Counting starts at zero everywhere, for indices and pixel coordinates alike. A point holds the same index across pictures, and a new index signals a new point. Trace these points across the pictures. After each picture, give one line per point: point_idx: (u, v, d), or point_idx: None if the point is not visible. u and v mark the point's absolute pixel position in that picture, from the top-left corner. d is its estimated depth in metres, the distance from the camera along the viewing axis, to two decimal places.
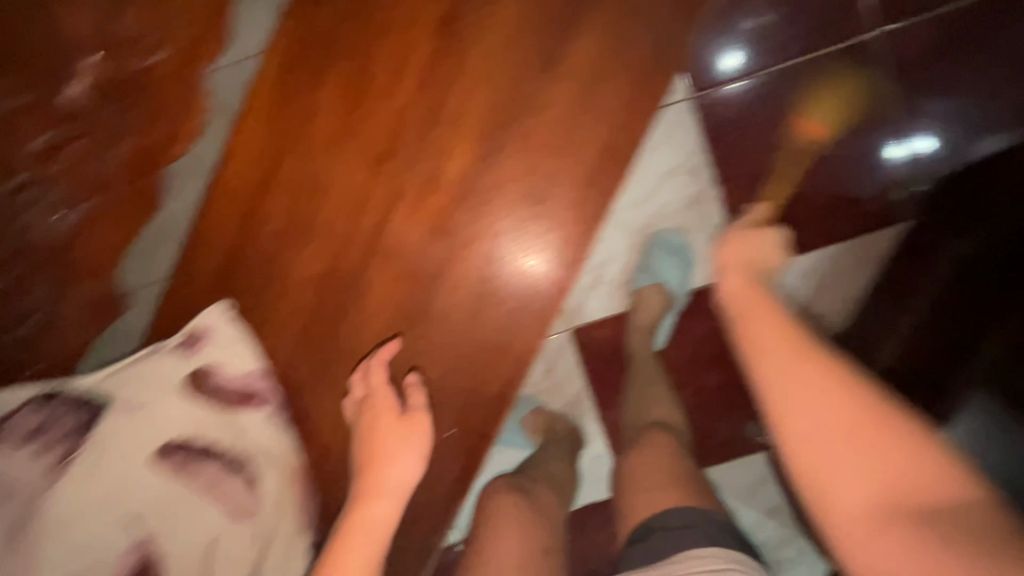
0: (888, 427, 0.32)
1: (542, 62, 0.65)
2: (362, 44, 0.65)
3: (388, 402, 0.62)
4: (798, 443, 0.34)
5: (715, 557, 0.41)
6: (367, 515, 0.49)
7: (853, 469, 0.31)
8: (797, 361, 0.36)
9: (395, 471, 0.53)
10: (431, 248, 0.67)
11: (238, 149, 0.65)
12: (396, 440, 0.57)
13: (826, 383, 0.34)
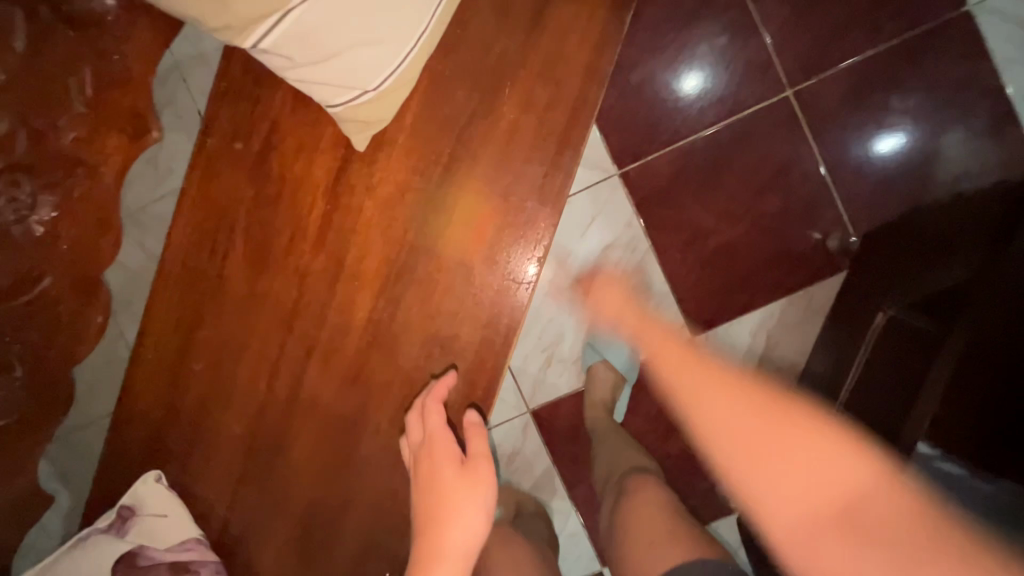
0: (796, 422, 0.40)
1: (432, 206, 0.65)
2: (261, 207, 0.67)
3: (446, 447, 0.59)
4: (742, 455, 0.39)
5: None
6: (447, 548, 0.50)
7: (806, 524, 0.35)
8: (723, 392, 0.44)
9: (458, 538, 0.51)
10: (347, 395, 0.68)
11: (157, 319, 0.69)
12: (464, 495, 0.54)
13: (731, 403, 0.43)
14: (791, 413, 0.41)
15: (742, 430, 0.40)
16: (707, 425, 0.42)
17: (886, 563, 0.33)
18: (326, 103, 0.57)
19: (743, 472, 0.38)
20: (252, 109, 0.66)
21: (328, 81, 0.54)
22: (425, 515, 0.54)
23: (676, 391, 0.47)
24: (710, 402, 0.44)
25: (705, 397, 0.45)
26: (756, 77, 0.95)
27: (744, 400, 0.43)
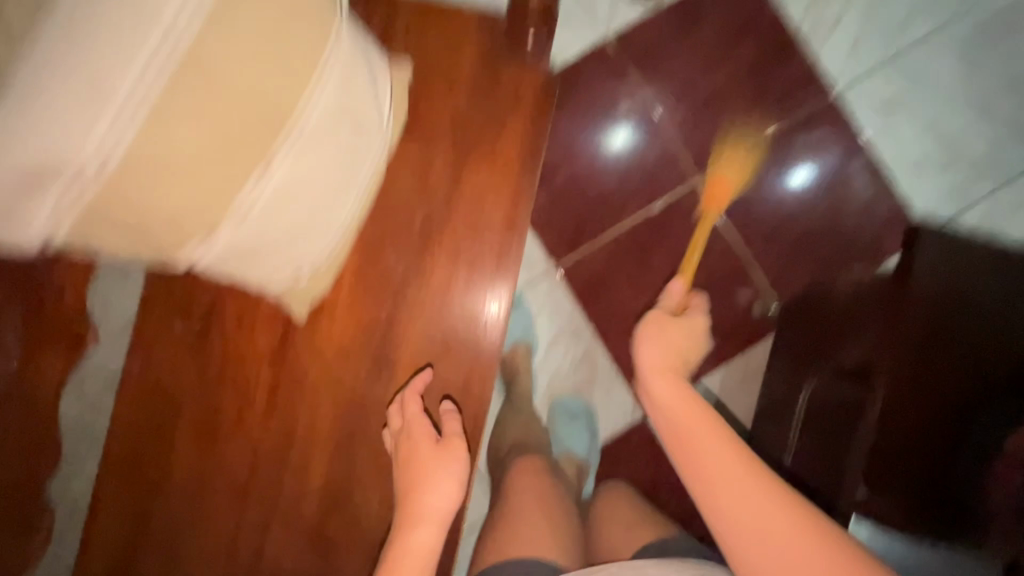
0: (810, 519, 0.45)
1: (377, 362, 0.69)
2: (209, 385, 0.68)
3: (424, 430, 0.62)
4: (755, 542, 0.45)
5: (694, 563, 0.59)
6: (409, 544, 0.53)
7: (789, 558, 0.44)
8: (745, 484, 0.48)
9: (436, 503, 0.55)
10: (309, 558, 0.68)
11: (107, 505, 0.68)
12: (438, 467, 0.57)
13: (723, 455, 0.50)
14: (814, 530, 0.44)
15: (779, 535, 0.45)
16: (719, 494, 0.48)
17: None
18: (267, 286, 0.61)
19: (731, 516, 0.47)
20: (186, 292, 0.67)
21: (272, 268, 0.59)
22: (404, 493, 0.58)
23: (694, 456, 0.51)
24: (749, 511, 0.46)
25: (702, 444, 0.51)
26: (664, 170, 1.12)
27: (739, 473, 0.48)
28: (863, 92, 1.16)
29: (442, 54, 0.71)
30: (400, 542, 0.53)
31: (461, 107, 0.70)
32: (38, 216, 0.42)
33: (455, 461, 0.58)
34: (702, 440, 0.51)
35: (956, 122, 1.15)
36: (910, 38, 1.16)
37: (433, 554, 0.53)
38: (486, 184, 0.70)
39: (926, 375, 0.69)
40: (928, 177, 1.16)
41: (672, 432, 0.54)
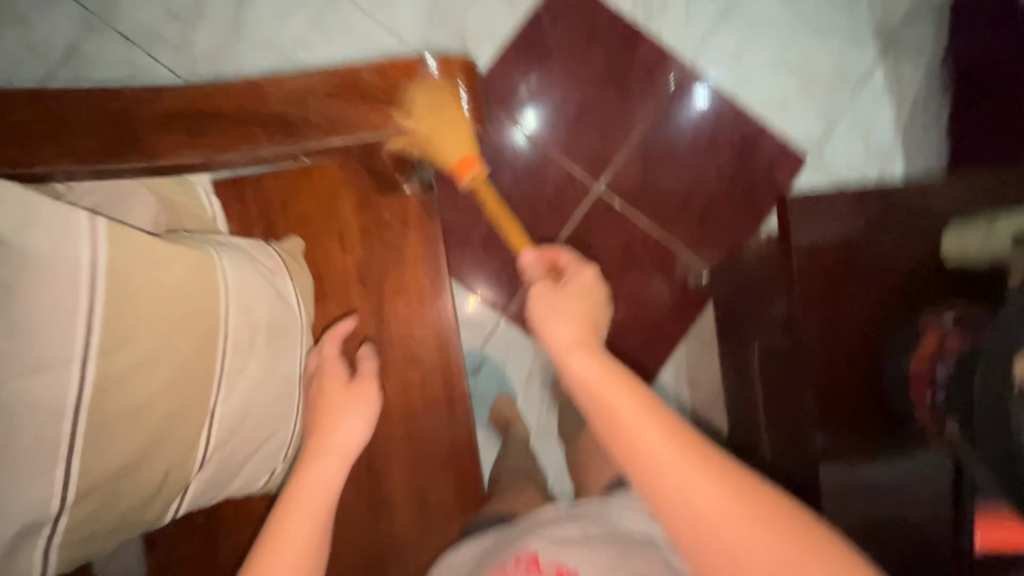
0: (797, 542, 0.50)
1: (372, 495, 0.75)
2: None
3: (337, 371, 0.68)
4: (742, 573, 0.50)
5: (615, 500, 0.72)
6: (310, 479, 0.59)
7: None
8: (733, 514, 0.51)
9: (343, 437, 0.63)
10: None
11: None
12: (348, 404, 0.65)
13: (699, 480, 0.52)
14: (803, 544, 0.50)
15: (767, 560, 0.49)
16: (709, 526, 0.51)
17: None
18: (250, 489, 0.66)
19: (728, 554, 0.50)
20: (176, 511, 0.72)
21: (251, 477, 0.64)
22: (316, 424, 0.64)
23: (668, 484, 0.52)
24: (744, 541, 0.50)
25: (679, 476, 0.52)
26: (569, 188, 1.26)
27: (725, 493, 0.52)
28: (710, 54, 1.28)
29: (323, 211, 0.75)
30: (302, 478, 0.59)
31: (359, 251, 0.75)
32: (31, 574, 0.46)
33: (365, 403, 0.66)
34: (652, 449, 0.53)
35: (797, 53, 1.29)
36: None
37: (335, 482, 0.60)
38: (409, 310, 0.76)
39: (834, 334, 0.79)
40: (793, 111, 1.30)
41: (615, 434, 0.55)
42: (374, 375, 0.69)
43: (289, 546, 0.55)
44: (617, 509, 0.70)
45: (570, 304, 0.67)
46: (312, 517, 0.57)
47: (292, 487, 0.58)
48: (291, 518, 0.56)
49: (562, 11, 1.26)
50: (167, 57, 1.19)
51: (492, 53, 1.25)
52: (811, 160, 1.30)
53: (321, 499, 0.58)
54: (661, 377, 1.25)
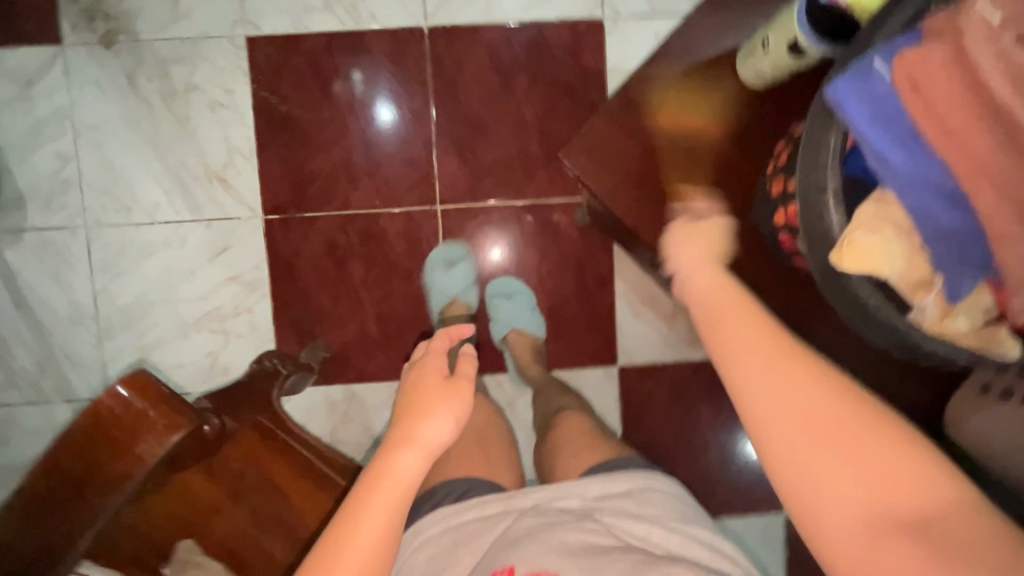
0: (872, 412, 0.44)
1: None
2: None
3: (436, 367, 0.66)
4: (774, 423, 0.45)
5: (640, 478, 0.75)
6: (398, 464, 0.58)
7: (837, 476, 0.42)
8: (786, 358, 0.47)
9: (427, 428, 0.60)
10: None
11: None
12: (444, 400, 0.62)
13: (793, 372, 0.46)
14: (870, 426, 0.43)
15: (821, 414, 0.44)
16: (751, 371, 0.47)
17: (896, 545, 0.40)
18: None
19: (779, 440, 0.44)
20: None
21: None
22: (409, 414, 0.62)
23: (725, 338, 0.51)
24: (791, 386, 0.45)
25: (736, 331, 0.51)
26: (416, 228, 1.16)
27: (794, 376, 0.46)
28: None
29: (186, 502, 0.86)
30: (389, 465, 0.58)
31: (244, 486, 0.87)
32: None
33: (459, 402, 0.63)
34: (737, 327, 0.51)
35: None
36: None
37: (419, 477, 0.58)
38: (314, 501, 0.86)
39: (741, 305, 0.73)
40: None
41: (712, 314, 0.54)
42: (472, 379, 0.66)
43: (367, 533, 0.55)
44: (607, 499, 0.72)
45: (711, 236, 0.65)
46: (396, 498, 0.57)
47: (379, 473, 0.58)
48: (377, 498, 0.56)
49: (280, 77, 1.12)
50: (11, 396, 1.15)
51: (255, 168, 1.14)
52: (607, 19, 1.13)
53: (400, 493, 0.57)
54: (619, 321, 1.18)
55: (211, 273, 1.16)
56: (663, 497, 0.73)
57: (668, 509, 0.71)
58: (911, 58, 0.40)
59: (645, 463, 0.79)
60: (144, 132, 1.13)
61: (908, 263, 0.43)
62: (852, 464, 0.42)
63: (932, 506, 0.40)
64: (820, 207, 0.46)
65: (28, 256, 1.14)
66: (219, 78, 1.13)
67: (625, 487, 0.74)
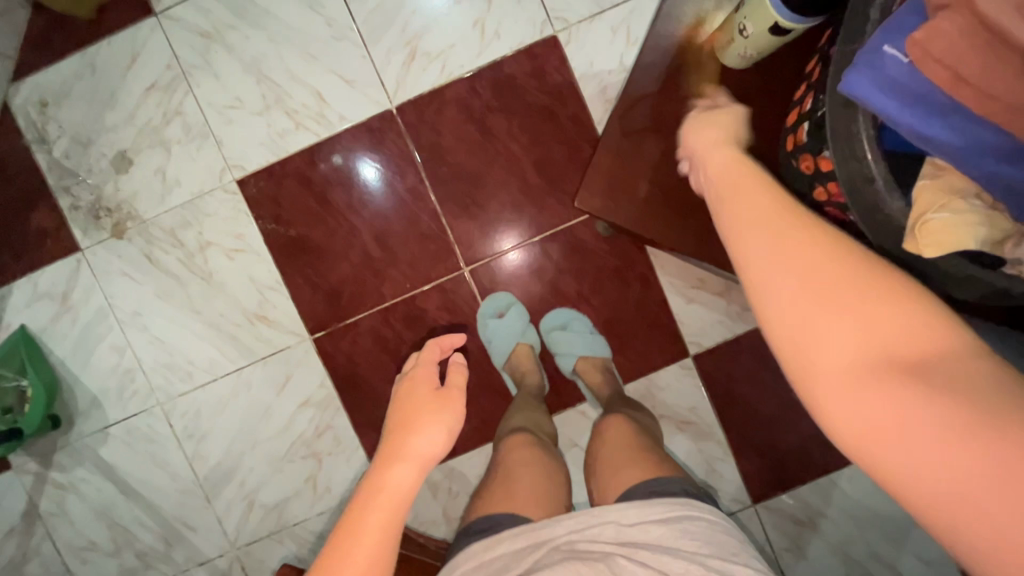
0: (875, 264, 0.40)
1: None
2: None
3: (428, 377, 0.82)
4: (765, 277, 0.42)
5: (688, 505, 0.73)
6: (392, 479, 0.64)
7: (834, 325, 0.38)
8: (780, 217, 0.45)
9: (421, 443, 0.69)
10: None
11: None
12: (438, 416, 0.73)
13: (793, 232, 0.43)
14: (874, 274, 0.39)
15: (817, 263, 0.41)
16: (753, 228, 0.45)
17: (901, 402, 0.35)
18: None
19: (776, 292, 0.41)
20: None
21: None
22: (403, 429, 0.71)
23: (727, 211, 0.49)
24: (781, 239, 0.43)
25: (742, 200, 0.49)
26: (454, 295, 1.17)
27: (792, 235, 0.43)
28: (393, 75, 1.12)
29: None
30: (385, 479, 0.64)
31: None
32: None
33: (451, 417, 0.74)
34: (741, 203, 0.49)
35: None
36: (347, 15, 1.11)
37: (412, 488, 0.64)
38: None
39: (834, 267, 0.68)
40: (503, 23, 1.12)
41: (725, 191, 0.52)
42: (460, 391, 0.79)
43: (361, 551, 0.59)
44: (640, 528, 0.71)
45: (727, 122, 0.67)
46: (386, 516, 0.62)
47: (375, 489, 0.63)
48: (370, 516, 0.61)
49: (279, 205, 1.15)
50: None
51: (285, 295, 1.17)
52: (560, 31, 1.12)
53: (395, 504, 0.63)
54: (677, 314, 1.16)
55: (283, 404, 1.19)
56: (702, 527, 0.70)
57: (708, 540, 0.68)
58: (927, 37, 0.44)
59: (683, 486, 0.78)
60: (178, 299, 1.18)
61: (990, 224, 0.46)
62: (847, 313, 0.38)
63: (933, 348, 0.36)
64: (879, 197, 0.52)
65: (120, 447, 1.21)
66: (225, 227, 1.16)
67: (664, 515, 0.72)
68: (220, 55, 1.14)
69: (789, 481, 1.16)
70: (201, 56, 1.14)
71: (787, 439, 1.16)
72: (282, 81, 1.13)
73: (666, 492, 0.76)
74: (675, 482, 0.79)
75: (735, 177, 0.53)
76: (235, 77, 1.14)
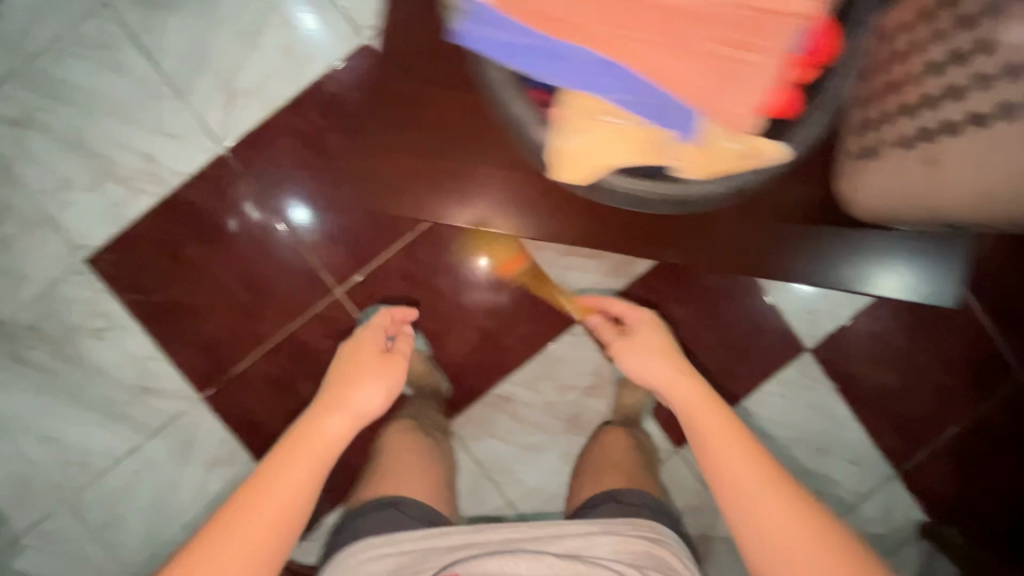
0: (809, 511, 0.71)
1: None
2: None
3: (373, 337, 0.96)
4: (756, 535, 0.71)
5: (653, 523, 0.89)
6: (327, 429, 0.81)
7: (785, 543, 0.70)
8: (751, 468, 0.75)
9: (361, 397, 0.86)
10: None
11: None
12: (381, 372, 0.89)
13: (755, 477, 0.74)
14: (817, 526, 0.70)
15: (784, 524, 0.70)
16: (737, 484, 0.75)
17: None
18: None
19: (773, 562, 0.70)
20: None
21: None
22: (346, 383, 0.88)
23: (710, 448, 0.79)
24: (754, 493, 0.73)
25: (722, 457, 0.77)
26: (332, 319, 1.15)
27: (766, 501, 0.72)
28: (218, 119, 1.12)
29: None
30: (320, 428, 0.81)
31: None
32: None
33: (392, 375, 0.90)
34: (720, 445, 0.79)
35: (246, 20, 1.11)
36: (154, 72, 1.10)
37: (343, 438, 0.82)
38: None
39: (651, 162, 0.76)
40: (312, 44, 1.12)
41: (699, 428, 0.82)
42: (401, 356, 0.94)
43: (285, 483, 0.74)
44: (584, 536, 0.86)
45: (650, 340, 0.96)
46: (312, 471, 0.77)
47: (309, 434, 0.80)
48: (293, 465, 0.76)
49: (137, 275, 1.13)
50: None
51: (165, 360, 1.15)
52: (370, 39, 1.12)
53: (322, 451, 0.79)
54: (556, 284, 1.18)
55: (192, 470, 1.17)
56: (638, 541, 0.86)
57: (626, 550, 0.84)
58: None
59: (645, 501, 0.95)
60: (57, 392, 1.15)
61: (629, 133, 0.66)
62: (798, 546, 0.69)
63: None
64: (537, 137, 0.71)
65: (36, 556, 1.17)
66: (86, 308, 1.14)
67: (605, 527, 0.87)
68: (37, 140, 1.11)
69: None
70: (17, 146, 1.11)
71: None
72: (105, 150, 1.11)
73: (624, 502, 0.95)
74: (639, 493, 0.96)
75: (708, 415, 0.83)
76: (57, 159, 1.11)
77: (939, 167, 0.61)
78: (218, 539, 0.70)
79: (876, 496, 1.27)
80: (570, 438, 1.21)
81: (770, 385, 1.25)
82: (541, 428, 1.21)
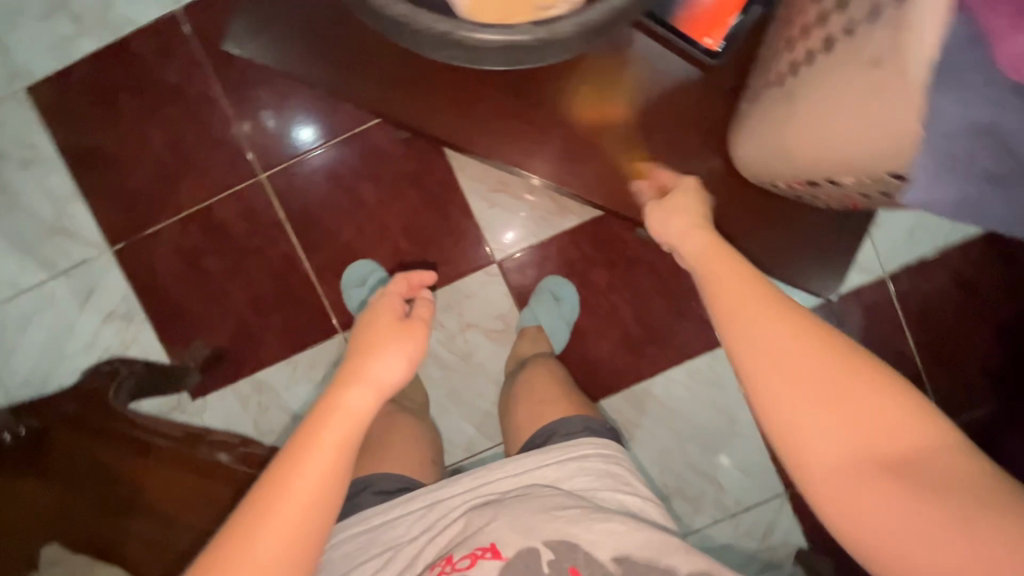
0: (868, 368, 0.52)
1: None
2: None
3: (391, 307, 0.74)
4: (792, 406, 0.52)
5: (609, 450, 0.74)
6: (349, 400, 0.62)
7: (829, 419, 0.50)
8: (793, 328, 0.55)
9: (382, 368, 0.66)
10: None
11: None
12: (398, 340, 0.69)
13: (788, 332, 0.55)
14: (875, 383, 0.51)
15: (832, 388, 0.51)
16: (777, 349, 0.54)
17: (922, 504, 0.47)
18: None
19: (811, 432, 0.51)
20: None
21: None
22: (362, 353, 0.67)
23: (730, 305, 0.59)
24: (792, 357, 0.53)
25: (749, 318, 0.57)
26: (251, 201, 1.15)
27: (812, 361, 0.52)
28: None
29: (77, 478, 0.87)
30: (339, 402, 0.62)
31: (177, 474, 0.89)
32: None
33: (411, 343, 0.69)
34: (750, 312, 0.57)
35: None
36: None
37: (368, 410, 0.62)
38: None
39: None
40: None
41: (728, 291, 0.61)
42: (425, 320, 0.73)
43: (316, 464, 0.57)
44: (530, 474, 0.72)
45: (686, 205, 0.78)
46: (338, 448, 0.58)
47: (329, 409, 0.61)
48: (305, 464, 0.57)
49: (72, 114, 1.14)
50: None
51: (83, 204, 1.16)
52: None
53: (348, 424, 0.60)
54: (478, 218, 1.16)
55: (87, 318, 1.18)
56: (596, 463, 0.73)
57: (599, 481, 0.71)
58: None
59: (587, 424, 0.79)
60: None
61: None
62: (842, 418, 0.50)
63: (928, 451, 0.49)
64: None
65: None
66: (19, 135, 1.14)
67: (556, 459, 0.72)
68: None
69: (595, 387, 1.19)
70: None
71: (597, 343, 1.18)
72: None
73: (566, 434, 0.77)
74: (581, 419, 0.79)
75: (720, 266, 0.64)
76: None
77: (800, 96, 0.58)
78: (252, 529, 0.53)
79: (760, 510, 1.20)
80: (461, 376, 1.19)
81: (678, 371, 1.19)
82: (434, 359, 1.19)
